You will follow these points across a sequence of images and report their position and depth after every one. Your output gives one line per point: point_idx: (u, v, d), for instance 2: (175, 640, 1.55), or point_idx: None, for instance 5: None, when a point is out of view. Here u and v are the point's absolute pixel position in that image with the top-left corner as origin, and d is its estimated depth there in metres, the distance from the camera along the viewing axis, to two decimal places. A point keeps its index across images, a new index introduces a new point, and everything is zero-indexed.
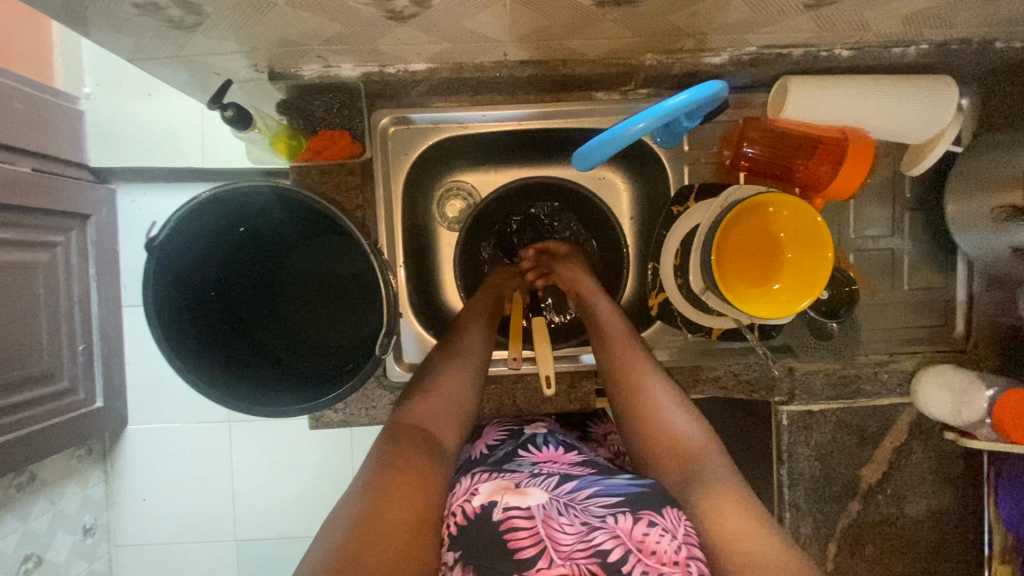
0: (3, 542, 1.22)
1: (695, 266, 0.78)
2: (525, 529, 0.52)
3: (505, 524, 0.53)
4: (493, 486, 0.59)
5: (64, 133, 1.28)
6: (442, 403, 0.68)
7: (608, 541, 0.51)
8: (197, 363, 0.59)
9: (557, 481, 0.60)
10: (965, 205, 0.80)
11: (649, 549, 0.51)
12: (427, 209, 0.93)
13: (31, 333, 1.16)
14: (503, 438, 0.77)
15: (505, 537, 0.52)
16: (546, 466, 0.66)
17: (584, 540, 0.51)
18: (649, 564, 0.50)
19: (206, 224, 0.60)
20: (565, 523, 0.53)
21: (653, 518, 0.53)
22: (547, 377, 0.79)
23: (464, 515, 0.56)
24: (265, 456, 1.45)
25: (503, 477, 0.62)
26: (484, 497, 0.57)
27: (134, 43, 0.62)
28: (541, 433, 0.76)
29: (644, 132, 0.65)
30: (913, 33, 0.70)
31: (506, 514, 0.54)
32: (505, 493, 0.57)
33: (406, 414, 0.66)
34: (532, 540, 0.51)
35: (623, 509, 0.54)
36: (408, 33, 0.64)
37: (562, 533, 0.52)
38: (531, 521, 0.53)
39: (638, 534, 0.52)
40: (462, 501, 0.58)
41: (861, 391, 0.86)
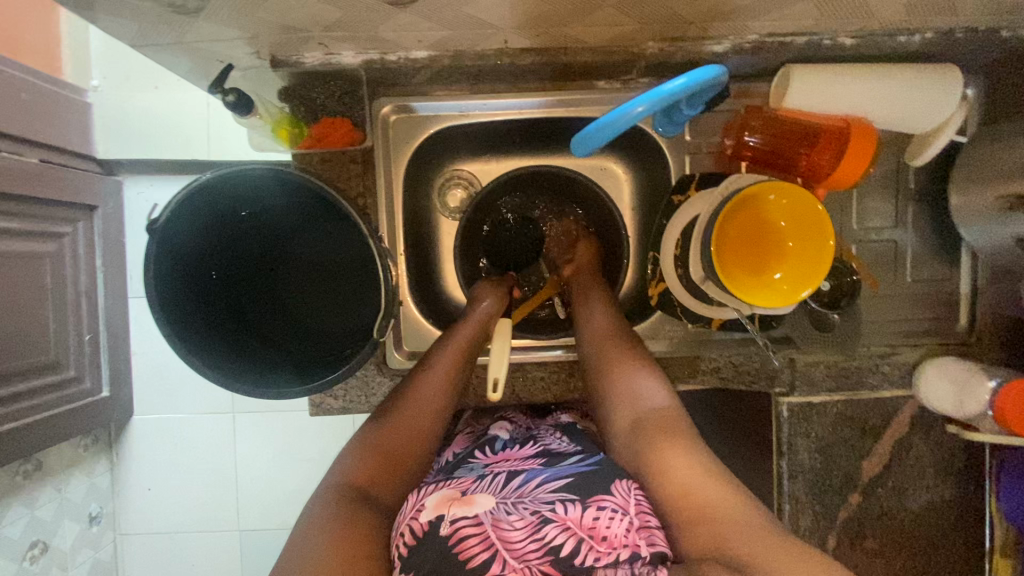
0: (10, 528, 1.23)
1: (696, 255, 0.78)
2: (475, 536, 0.53)
3: (454, 537, 0.53)
4: (438, 497, 0.58)
5: (71, 124, 1.29)
6: (415, 414, 0.69)
7: (559, 535, 0.53)
8: (191, 334, 0.61)
9: (507, 480, 0.61)
10: (970, 195, 0.79)
11: (600, 535, 0.53)
12: (428, 198, 0.93)
13: (38, 322, 1.18)
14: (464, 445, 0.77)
15: (456, 550, 0.52)
16: (497, 466, 0.66)
17: (534, 539, 0.52)
18: (601, 549, 0.52)
19: (208, 207, 0.60)
20: (514, 519, 0.54)
21: (602, 502, 0.56)
22: (496, 381, 0.72)
23: (413, 535, 0.55)
24: (268, 445, 1.46)
25: (450, 484, 0.62)
26: (430, 513, 0.56)
27: (137, 28, 0.63)
28: (502, 436, 0.75)
29: (643, 116, 0.64)
30: (918, 21, 0.69)
31: (454, 526, 0.54)
32: (451, 504, 0.57)
33: (366, 440, 0.65)
34: (482, 546, 0.52)
35: (573, 500, 0.56)
36: (409, 19, 0.64)
37: (512, 531, 0.53)
38: (479, 526, 0.53)
39: (588, 521, 0.54)
40: (410, 520, 0.57)
41: (863, 383, 0.86)
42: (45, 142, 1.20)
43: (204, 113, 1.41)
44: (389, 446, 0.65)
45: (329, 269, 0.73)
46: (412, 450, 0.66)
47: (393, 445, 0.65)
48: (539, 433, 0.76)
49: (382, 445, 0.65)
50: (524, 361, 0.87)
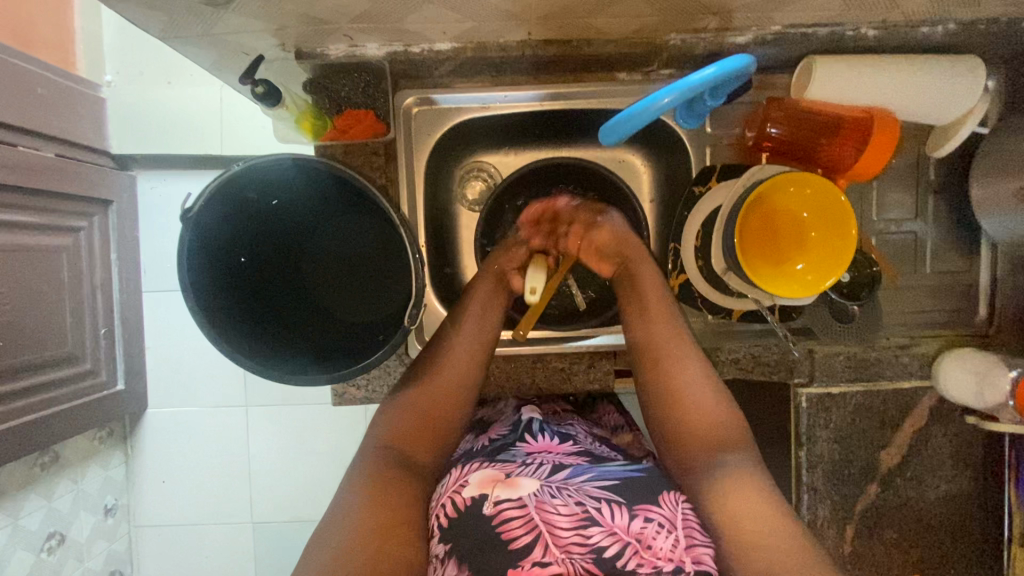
0: (28, 519, 1.25)
1: (717, 246, 0.79)
2: (519, 519, 0.52)
3: (498, 518, 0.53)
4: (483, 476, 0.59)
5: (88, 119, 1.30)
6: (450, 367, 0.73)
7: (604, 539, 0.51)
8: (223, 321, 0.61)
9: (552, 471, 0.60)
10: (991, 187, 0.79)
11: (646, 542, 0.52)
12: (448, 190, 0.94)
13: (55, 316, 1.19)
14: (503, 432, 0.75)
15: (499, 529, 0.52)
16: (540, 456, 0.66)
17: (579, 533, 0.51)
18: (645, 557, 0.51)
19: (239, 195, 0.61)
20: (559, 505, 0.54)
21: (649, 513, 0.55)
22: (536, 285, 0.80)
23: (455, 507, 0.56)
24: (281, 438, 1.47)
25: (495, 466, 0.62)
26: (474, 489, 0.57)
27: (166, 20, 0.63)
28: (537, 419, 0.76)
29: (670, 107, 0.65)
30: (941, 12, 0.69)
31: (498, 507, 0.53)
32: (495, 485, 0.56)
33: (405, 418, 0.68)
34: (526, 529, 0.51)
35: (619, 502, 0.55)
36: (435, 11, 0.64)
37: (557, 515, 0.52)
38: (523, 509, 0.53)
39: (636, 528, 0.53)
40: (453, 493, 0.59)
41: (882, 376, 0.85)
42: (62, 137, 1.20)
43: (218, 108, 1.42)
44: (429, 397, 0.70)
45: (352, 260, 0.74)
46: (449, 401, 0.71)
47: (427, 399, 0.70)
48: (578, 432, 0.76)
49: (419, 402, 0.69)
50: (544, 352, 0.88)
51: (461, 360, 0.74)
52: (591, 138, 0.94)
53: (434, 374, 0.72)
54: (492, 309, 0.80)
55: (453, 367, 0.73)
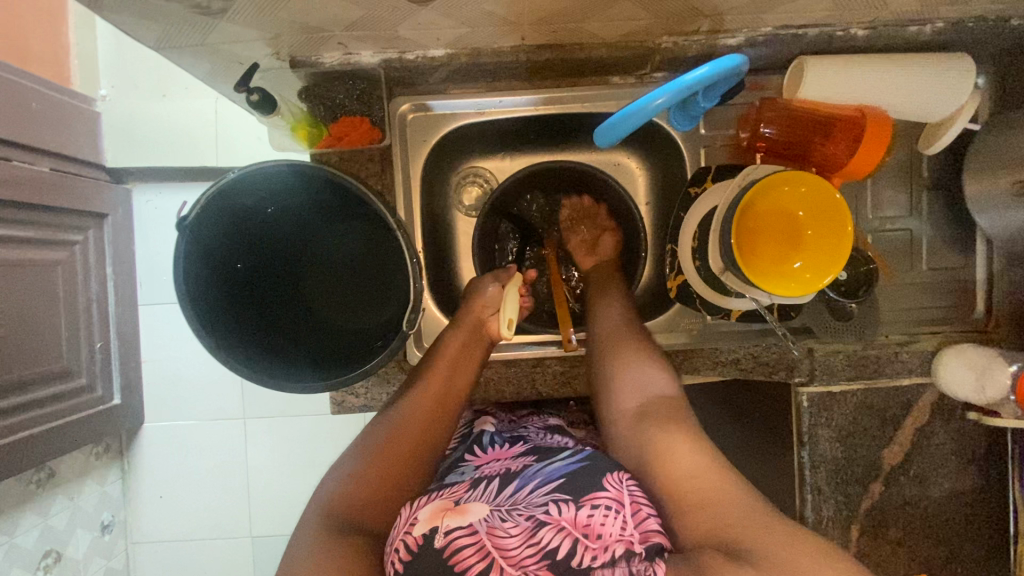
0: (24, 537, 1.23)
1: (715, 247, 0.79)
2: (470, 546, 0.51)
3: (449, 550, 0.52)
4: (431, 509, 0.56)
5: (83, 133, 1.30)
6: (412, 424, 0.68)
7: (554, 538, 0.52)
8: (222, 331, 0.61)
9: (501, 487, 0.59)
10: (986, 183, 0.80)
11: (596, 532, 0.52)
12: (445, 195, 0.94)
13: (50, 331, 1.18)
14: (455, 445, 0.77)
15: (450, 560, 0.51)
16: (488, 467, 0.66)
17: (530, 543, 0.51)
18: (596, 548, 0.51)
19: (237, 203, 0.61)
20: (510, 527, 0.53)
21: (596, 499, 0.54)
22: (507, 321, 0.79)
23: (407, 551, 0.53)
24: (281, 450, 1.46)
25: (441, 494, 0.59)
26: (424, 526, 0.54)
27: (162, 31, 0.64)
28: (488, 431, 0.76)
29: (664, 108, 0.65)
30: (930, 11, 0.70)
31: (449, 539, 0.52)
32: (443, 516, 0.54)
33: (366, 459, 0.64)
34: (478, 556, 0.51)
35: (566, 499, 0.55)
36: (430, 17, 0.65)
37: (507, 539, 0.52)
38: (473, 535, 0.52)
39: (582, 519, 0.53)
40: (404, 534, 0.55)
41: (882, 373, 0.85)
42: (56, 151, 1.20)
43: (213, 120, 1.42)
44: (388, 451, 0.65)
45: (354, 263, 0.73)
46: (411, 460, 0.65)
47: (388, 456, 0.64)
48: (529, 433, 0.76)
49: (385, 442, 0.66)
50: (544, 355, 0.87)
51: (423, 419, 0.69)
52: (585, 142, 0.94)
53: (395, 429, 0.67)
54: (461, 369, 0.76)
55: (415, 423, 0.68)
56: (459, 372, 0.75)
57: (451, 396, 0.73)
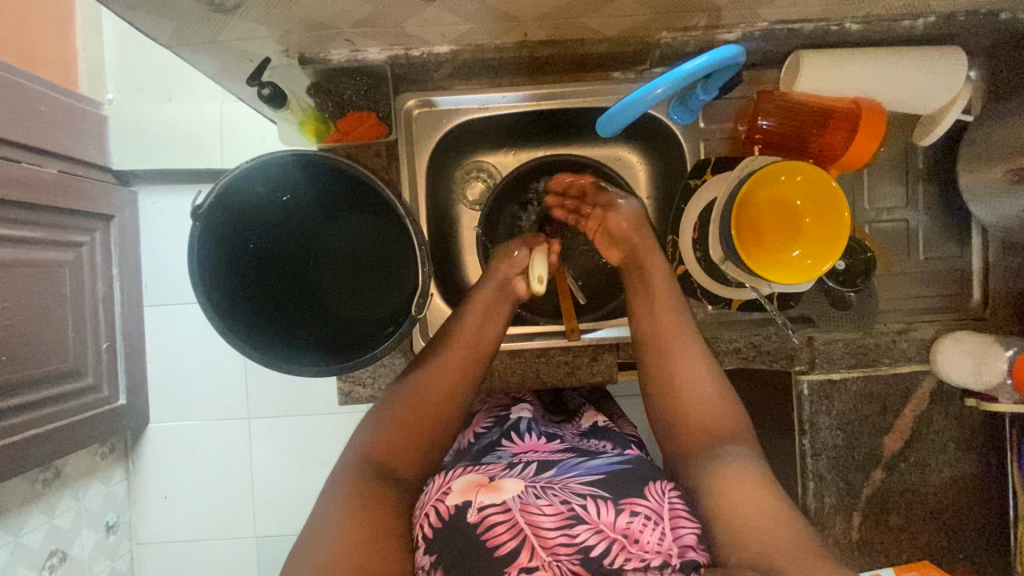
0: (31, 536, 1.24)
1: (715, 237, 0.81)
2: (503, 523, 0.55)
3: (481, 525, 0.55)
4: (465, 482, 0.61)
5: (90, 136, 1.32)
6: (446, 373, 0.69)
7: (591, 537, 0.54)
8: (235, 315, 0.63)
9: (538, 471, 0.64)
10: (980, 173, 0.81)
11: (633, 537, 0.54)
12: (450, 190, 0.96)
13: (57, 330, 1.19)
14: (489, 426, 0.81)
15: (484, 537, 0.55)
16: (526, 455, 0.70)
17: (565, 533, 0.54)
18: (632, 551, 0.53)
19: (249, 190, 0.63)
20: (544, 505, 0.57)
21: (635, 507, 0.57)
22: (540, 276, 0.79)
23: (438, 517, 0.58)
24: (285, 449, 1.47)
25: (478, 471, 0.64)
26: (458, 497, 0.59)
27: (175, 28, 0.65)
28: (525, 418, 0.80)
29: (663, 97, 0.67)
30: (922, 5, 0.71)
31: (482, 514, 0.56)
32: (477, 491, 0.59)
33: (398, 412, 0.66)
34: (511, 534, 0.54)
35: (605, 498, 0.58)
36: (435, 13, 0.66)
37: (541, 515, 0.55)
38: (507, 513, 0.55)
39: (622, 524, 0.55)
40: (437, 502, 0.60)
41: (881, 361, 0.86)
42: (65, 153, 1.22)
43: (219, 122, 1.44)
44: (423, 400, 0.67)
45: (357, 253, 0.76)
46: (440, 410, 0.67)
47: (418, 404, 0.66)
48: (564, 433, 0.80)
49: (417, 396, 0.67)
50: (547, 346, 0.88)
51: (453, 372, 0.70)
52: (587, 136, 0.96)
53: (424, 380, 0.68)
54: (490, 321, 0.76)
55: (444, 376, 0.69)
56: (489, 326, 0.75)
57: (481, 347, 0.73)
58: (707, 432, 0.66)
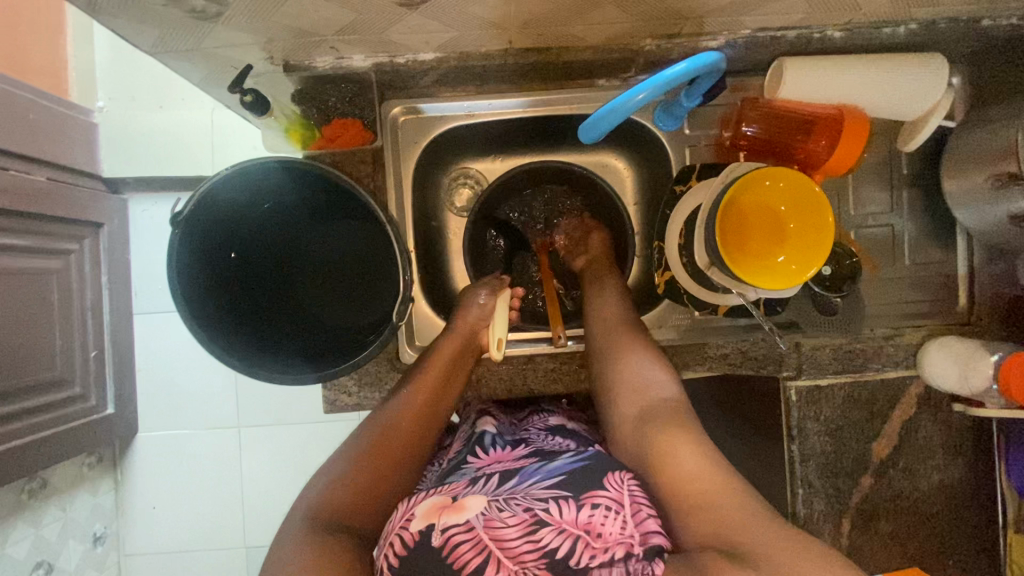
0: (16, 548, 1.22)
1: (700, 243, 0.80)
2: (467, 542, 0.52)
3: (447, 547, 0.52)
4: (427, 506, 0.57)
5: (79, 144, 1.31)
6: (404, 425, 0.69)
7: (555, 538, 0.53)
8: (212, 323, 0.62)
9: (500, 483, 0.61)
10: (963, 179, 0.82)
11: (596, 531, 0.53)
12: (436, 197, 0.96)
13: (44, 339, 1.18)
14: (458, 447, 0.77)
15: (450, 558, 0.52)
16: (489, 468, 0.67)
17: (529, 540, 0.53)
18: (596, 546, 0.52)
19: (229, 197, 0.62)
20: (507, 517, 0.54)
21: (596, 499, 0.55)
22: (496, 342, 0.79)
23: (403, 545, 0.54)
24: (275, 458, 1.45)
25: (441, 490, 0.61)
26: (421, 522, 0.55)
27: (158, 35, 0.65)
28: (490, 432, 0.77)
29: (645, 102, 0.68)
30: (902, 13, 0.72)
31: (446, 536, 0.53)
32: (441, 513, 0.56)
33: (357, 461, 0.64)
34: (474, 550, 0.52)
35: (567, 498, 0.56)
36: (419, 20, 0.67)
37: (505, 528, 0.53)
38: (470, 531, 0.53)
39: (584, 519, 0.54)
40: (400, 529, 0.56)
41: (869, 365, 0.87)
42: (53, 161, 1.21)
43: (209, 129, 1.44)
44: (382, 449, 0.66)
45: (341, 262, 0.75)
46: (398, 466, 0.66)
47: (371, 462, 0.64)
48: (530, 434, 0.77)
49: (377, 446, 0.66)
50: (533, 352, 0.88)
51: (409, 431, 0.69)
52: (574, 143, 0.96)
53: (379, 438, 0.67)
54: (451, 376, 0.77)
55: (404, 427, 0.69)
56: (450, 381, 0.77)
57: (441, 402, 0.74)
58: (649, 408, 0.66)
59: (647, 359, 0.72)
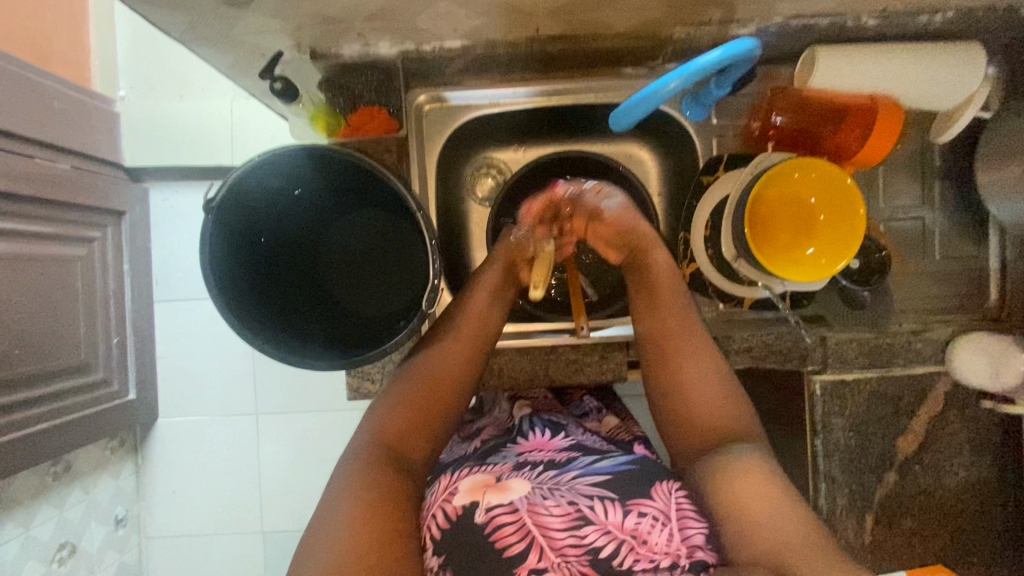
0: (40, 529, 1.24)
1: (727, 234, 0.80)
2: (511, 524, 0.54)
3: (490, 525, 0.54)
4: (472, 483, 0.60)
5: (103, 133, 1.33)
6: (453, 354, 0.71)
7: (599, 538, 0.53)
8: (242, 309, 0.62)
9: (547, 470, 0.63)
10: (998, 172, 0.80)
11: (642, 538, 0.54)
12: (460, 187, 0.96)
13: (69, 325, 1.20)
14: (493, 434, 0.80)
15: (493, 537, 0.54)
16: (531, 455, 0.69)
17: (573, 535, 0.53)
18: (640, 552, 0.53)
19: (261, 183, 0.62)
20: (551, 506, 0.56)
21: (643, 508, 0.56)
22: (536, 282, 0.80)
23: (446, 518, 0.57)
24: (291, 446, 1.47)
25: (484, 471, 0.63)
26: (464, 497, 0.58)
27: (188, 22, 0.65)
28: (528, 417, 0.81)
29: (677, 91, 0.67)
30: (941, 1, 0.70)
31: (489, 514, 0.55)
32: (485, 492, 0.58)
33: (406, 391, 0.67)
34: (518, 536, 0.54)
35: (612, 499, 0.57)
36: (447, 8, 0.66)
37: (549, 516, 0.54)
38: (515, 514, 0.55)
39: (630, 525, 0.54)
40: (443, 502, 0.59)
41: (896, 361, 0.84)
42: (77, 150, 1.23)
43: (229, 120, 1.45)
44: (434, 378, 0.68)
45: (369, 251, 0.75)
46: (448, 393, 0.68)
47: (416, 397, 0.66)
48: (569, 425, 0.79)
49: (425, 373, 0.69)
50: (557, 343, 0.88)
51: (455, 368, 0.70)
52: (598, 133, 0.96)
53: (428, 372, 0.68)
54: (495, 305, 0.77)
55: (450, 358, 0.70)
56: (492, 309, 0.76)
57: (485, 333, 0.74)
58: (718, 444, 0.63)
59: (702, 362, 0.70)
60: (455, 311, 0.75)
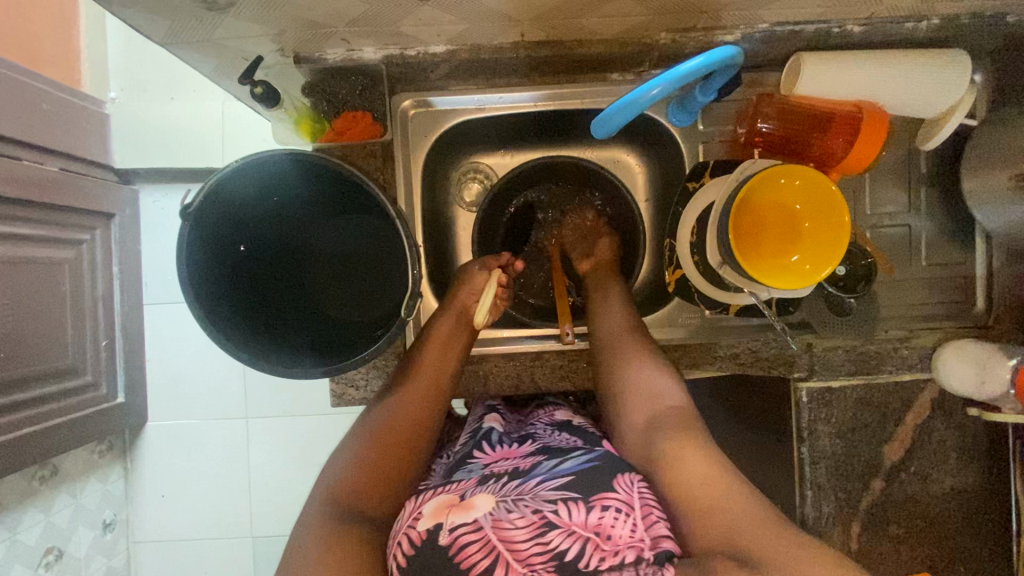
0: (26, 533, 1.23)
1: (712, 241, 0.79)
2: (475, 543, 0.52)
3: (454, 547, 0.52)
4: (435, 505, 0.58)
5: (92, 135, 1.32)
6: (410, 405, 0.69)
7: (563, 541, 0.52)
8: (219, 317, 0.61)
9: (510, 480, 0.60)
10: (984, 179, 0.80)
11: (606, 533, 0.52)
12: (446, 192, 0.96)
13: (57, 328, 1.19)
14: (464, 442, 0.78)
15: (459, 561, 0.52)
16: (497, 465, 0.67)
17: (539, 542, 0.52)
18: (606, 549, 0.51)
19: (239, 190, 0.62)
20: (515, 518, 0.53)
21: (606, 501, 0.55)
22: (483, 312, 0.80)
23: (411, 544, 0.54)
24: (281, 450, 1.46)
25: (447, 490, 0.61)
26: (429, 521, 0.56)
27: (170, 26, 0.65)
28: (496, 429, 0.78)
29: (659, 98, 0.67)
30: (924, 8, 0.70)
31: (453, 536, 0.53)
32: (448, 513, 0.55)
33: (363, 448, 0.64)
34: (483, 553, 0.51)
35: (576, 499, 0.55)
36: (431, 12, 0.66)
37: (513, 529, 0.52)
38: (478, 533, 0.53)
39: (593, 521, 0.53)
40: (407, 527, 0.56)
41: (883, 366, 0.85)
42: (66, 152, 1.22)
43: (220, 122, 1.44)
44: (391, 430, 0.66)
45: (351, 257, 0.75)
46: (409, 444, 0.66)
47: (374, 452, 0.64)
48: (538, 430, 0.77)
49: (382, 427, 0.67)
50: (543, 349, 0.88)
51: (413, 417, 0.69)
52: (586, 138, 0.95)
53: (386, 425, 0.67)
54: (450, 350, 0.77)
55: (408, 409, 0.69)
56: (448, 354, 0.76)
57: (441, 377, 0.74)
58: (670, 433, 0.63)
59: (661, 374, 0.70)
60: (410, 362, 0.74)
